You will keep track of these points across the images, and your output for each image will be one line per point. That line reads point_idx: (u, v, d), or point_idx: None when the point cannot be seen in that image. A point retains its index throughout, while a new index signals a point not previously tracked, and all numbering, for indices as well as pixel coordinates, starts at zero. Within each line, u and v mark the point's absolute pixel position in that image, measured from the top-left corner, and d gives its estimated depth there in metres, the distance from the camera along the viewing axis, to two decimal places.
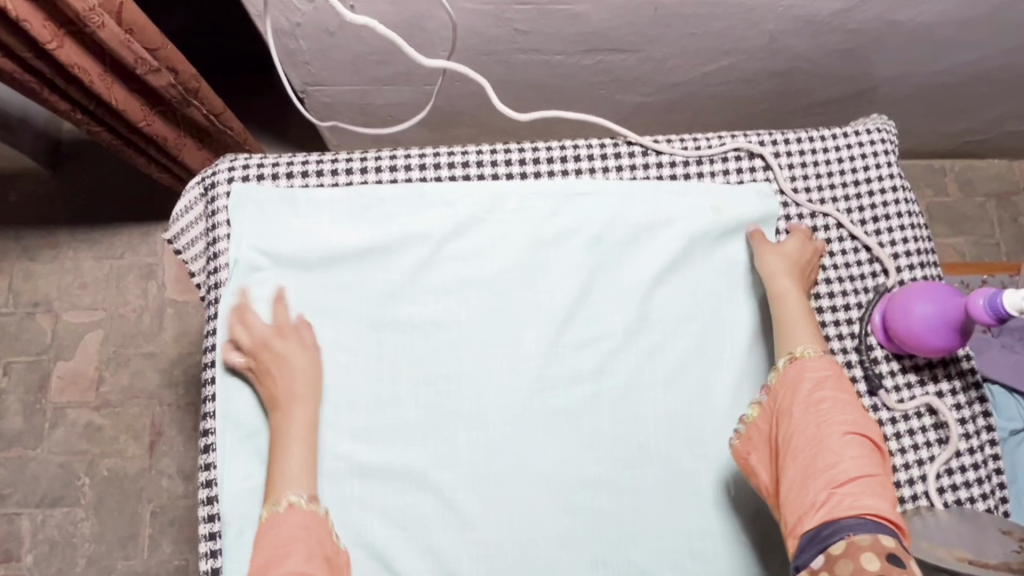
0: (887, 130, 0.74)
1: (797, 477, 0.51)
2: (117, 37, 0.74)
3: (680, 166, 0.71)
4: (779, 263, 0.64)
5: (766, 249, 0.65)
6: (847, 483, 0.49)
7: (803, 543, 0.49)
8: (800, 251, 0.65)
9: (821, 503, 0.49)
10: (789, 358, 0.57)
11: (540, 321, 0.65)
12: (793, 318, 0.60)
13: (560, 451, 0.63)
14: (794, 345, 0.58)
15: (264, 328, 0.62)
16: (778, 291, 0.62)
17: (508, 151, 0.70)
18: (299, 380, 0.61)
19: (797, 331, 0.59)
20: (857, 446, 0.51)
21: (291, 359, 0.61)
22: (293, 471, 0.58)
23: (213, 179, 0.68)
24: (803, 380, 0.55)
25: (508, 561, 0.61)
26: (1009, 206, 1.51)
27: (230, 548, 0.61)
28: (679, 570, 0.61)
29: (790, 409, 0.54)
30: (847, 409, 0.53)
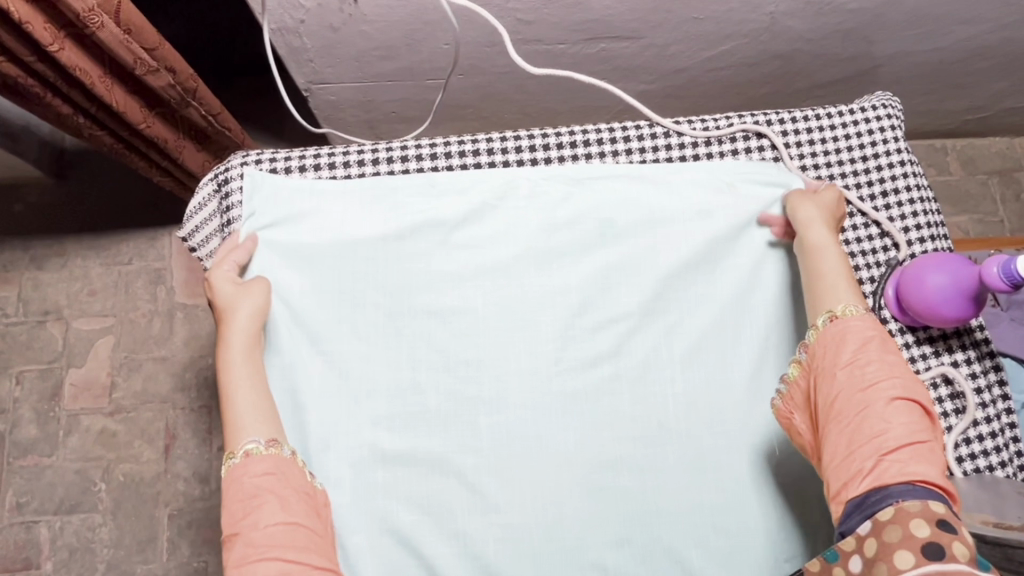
0: (892, 106, 0.75)
1: (843, 444, 0.51)
2: (116, 37, 0.74)
3: (688, 148, 0.72)
4: (815, 211, 0.63)
5: (805, 199, 0.65)
6: (895, 449, 0.49)
7: (851, 508, 0.49)
8: (833, 202, 0.65)
9: (868, 470, 0.49)
10: (830, 315, 0.56)
11: (555, 304, 0.66)
12: (832, 272, 0.59)
13: (580, 432, 0.63)
14: (835, 303, 0.57)
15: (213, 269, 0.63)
16: (816, 243, 0.61)
17: (518, 138, 0.71)
18: (236, 316, 0.60)
19: (838, 287, 0.58)
20: (905, 411, 0.50)
21: (226, 296, 0.61)
22: (244, 420, 0.56)
23: (226, 175, 0.69)
24: (846, 339, 0.54)
25: (533, 542, 0.61)
26: (1012, 183, 1.52)
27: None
28: (704, 545, 0.61)
29: (833, 372, 0.53)
30: (894, 371, 0.52)
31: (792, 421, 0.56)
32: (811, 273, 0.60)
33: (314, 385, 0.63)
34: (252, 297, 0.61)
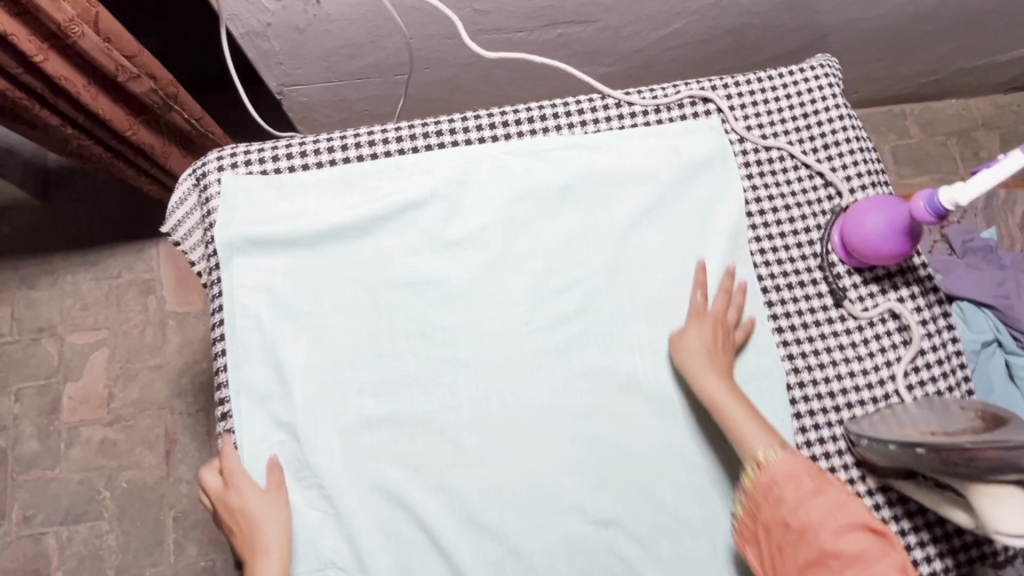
0: (830, 66, 0.79)
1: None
2: (97, 45, 0.80)
3: (640, 116, 0.76)
4: (695, 355, 0.65)
5: (681, 342, 0.66)
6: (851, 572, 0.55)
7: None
8: (706, 329, 0.66)
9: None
10: (756, 463, 0.60)
11: (523, 269, 0.70)
12: (740, 418, 0.62)
13: (552, 385, 0.67)
14: (756, 446, 0.61)
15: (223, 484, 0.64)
16: (715, 398, 0.63)
17: (478, 118, 0.75)
18: (264, 531, 0.62)
19: (748, 432, 0.61)
20: (853, 539, 0.56)
21: (251, 507, 0.62)
22: None
23: (203, 170, 0.72)
24: (786, 483, 0.59)
25: (516, 490, 0.65)
26: (970, 142, 1.57)
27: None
28: (675, 482, 0.65)
29: (784, 520, 0.58)
30: (831, 504, 0.58)
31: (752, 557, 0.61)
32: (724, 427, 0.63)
33: (300, 359, 0.67)
34: (275, 510, 0.63)
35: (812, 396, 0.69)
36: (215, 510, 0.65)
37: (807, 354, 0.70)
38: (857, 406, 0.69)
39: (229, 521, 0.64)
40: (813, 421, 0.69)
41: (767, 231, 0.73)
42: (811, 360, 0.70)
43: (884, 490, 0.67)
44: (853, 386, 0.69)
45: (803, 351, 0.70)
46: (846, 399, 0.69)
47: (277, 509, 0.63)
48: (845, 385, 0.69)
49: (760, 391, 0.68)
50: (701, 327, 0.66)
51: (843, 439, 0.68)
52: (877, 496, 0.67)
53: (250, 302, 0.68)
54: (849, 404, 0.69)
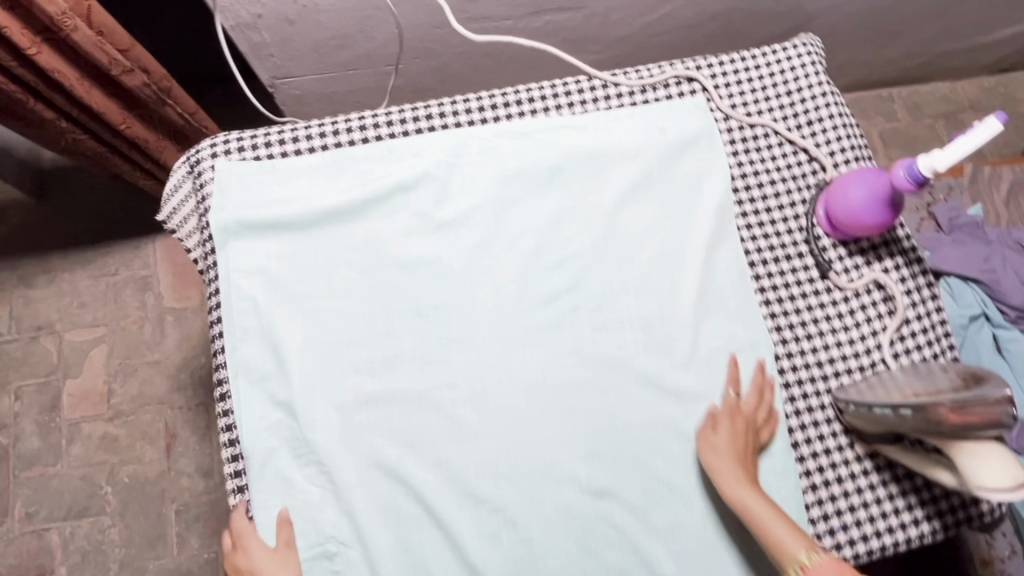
0: (812, 45, 0.81)
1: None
2: (90, 39, 0.81)
3: (626, 97, 0.77)
4: (724, 456, 0.64)
5: (709, 441, 0.65)
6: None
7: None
8: (734, 430, 0.65)
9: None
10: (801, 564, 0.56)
11: (515, 248, 0.71)
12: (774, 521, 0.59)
13: (545, 361, 0.69)
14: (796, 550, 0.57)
15: (233, 553, 0.64)
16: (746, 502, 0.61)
17: (467, 102, 0.77)
18: None
19: (781, 535, 0.58)
20: None
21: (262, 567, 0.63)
22: None
23: (197, 157, 0.74)
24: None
25: (511, 463, 0.66)
26: (957, 124, 1.58)
27: (257, 492, 0.66)
28: (667, 453, 0.67)
29: None
30: None
31: None
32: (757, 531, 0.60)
33: (297, 340, 0.68)
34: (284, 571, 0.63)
35: (800, 366, 0.71)
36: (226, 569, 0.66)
37: (794, 325, 0.72)
38: (844, 375, 0.70)
39: None
40: (802, 390, 0.70)
41: (753, 206, 0.75)
42: (798, 331, 0.72)
43: (873, 456, 0.68)
44: (840, 356, 0.71)
45: (790, 322, 0.72)
46: (834, 369, 0.71)
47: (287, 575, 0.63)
48: (832, 355, 0.71)
49: (749, 362, 0.69)
50: (729, 427, 0.65)
51: (831, 407, 0.70)
52: (865, 462, 0.68)
53: (247, 285, 0.70)
54: (836, 373, 0.70)
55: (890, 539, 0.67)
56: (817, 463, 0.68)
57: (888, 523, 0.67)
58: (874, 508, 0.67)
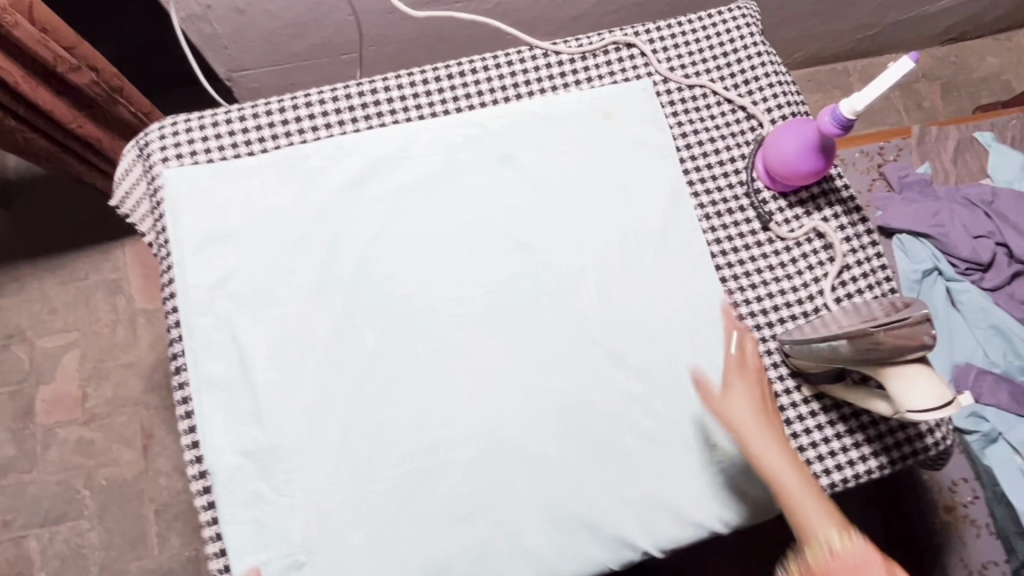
0: (747, 8, 0.83)
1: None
2: (33, 36, 0.84)
3: (568, 65, 0.79)
4: (750, 415, 0.61)
5: (733, 400, 0.62)
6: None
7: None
8: (756, 392, 0.63)
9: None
10: (828, 543, 0.56)
11: (463, 214, 0.73)
12: (797, 491, 0.58)
13: (497, 324, 0.70)
14: (820, 528, 0.56)
15: None
16: (772, 466, 0.59)
17: (411, 75, 0.78)
18: None
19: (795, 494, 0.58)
20: None
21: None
22: None
23: (146, 141, 0.74)
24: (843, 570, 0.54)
25: (468, 423, 0.67)
26: (912, 93, 1.62)
27: (214, 466, 0.65)
28: (617, 407, 0.68)
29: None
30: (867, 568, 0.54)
31: None
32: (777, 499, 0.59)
33: (249, 319, 0.68)
34: None
35: (747, 314, 0.72)
36: None
37: (739, 275, 0.74)
38: (789, 321, 0.72)
39: None
40: None
41: (695, 163, 0.77)
42: (743, 281, 0.73)
43: (820, 397, 0.70)
44: (785, 303, 0.73)
45: (735, 273, 0.74)
46: (779, 315, 0.72)
47: None
48: (777, 302, 0.73)
49: (696, 315, 0.71)
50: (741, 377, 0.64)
51: (778, 353, 0.71)
52: (813, 404, 0.70)
53: (202, 266, 0.69)
54: (781, 319, 0.72)
55: (839, 476, 0.69)
56: None
57: (837, 461, 0.69)
58: (822, 448, 0.69)
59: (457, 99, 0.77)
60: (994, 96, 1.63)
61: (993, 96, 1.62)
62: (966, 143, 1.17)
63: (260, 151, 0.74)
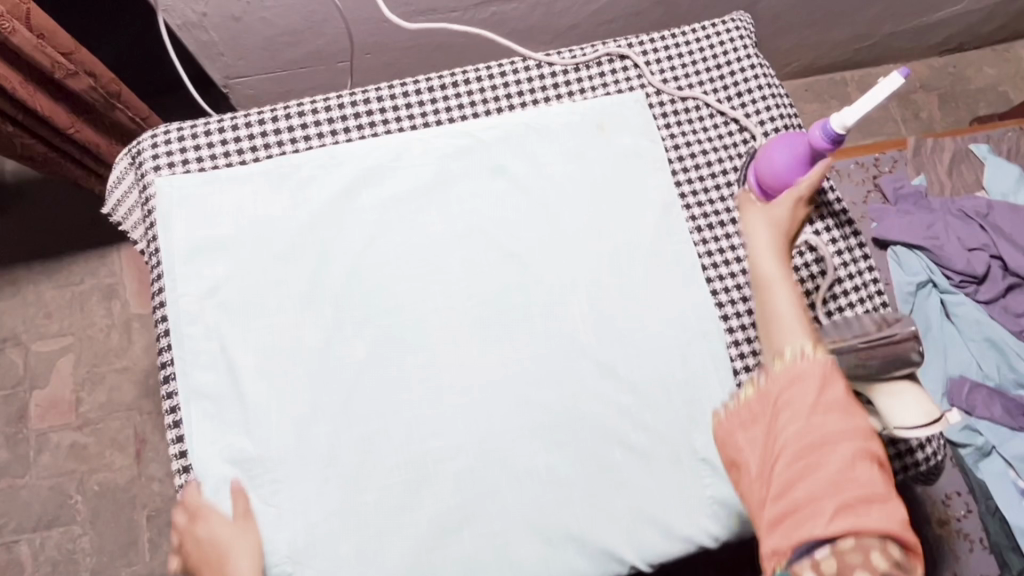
0: (741, 21, 0.83)
1: (800, 476, 0.49)
2: (30, 42, 0.84)
3: (561, 76, 0.80)
4: (768, 239, 0.59)
5: (755, 221, 0.61)
6: (856, 502, 0.46)
7: (801, 543, 0.47)
8: (785, 225, 0.60)
9: (827, 511, 0.47)
10: (798, 350, 0.53)
11: (454, 224, 0.73)
12: (784, 300, 0.56)
13: (487, 335, 0.70)
14: (795, 338, 0.54)
15: (180, 528, 0.63)
16: (766, 273, 0.57)
17: (404, 85, 0.78)
18: (232, 559, 0.61)
19: (784, 324, 0.55)
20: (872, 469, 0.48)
21: (222, 538, 0.62)
22: None
23: (139, 149, 0.74)
24: (805, 377, 0.52)
25: (457, 434, 0.67)
26: (910, 103, 1.62)
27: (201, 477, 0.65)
28: (607, 420, 0.68)
29: (793, 419, 0.51)
30: (839, 435, 0.49)
31: (735, 439, 0.55)
32: (762, 307, 0.57)
33: (238, 329, 0.68)
34: (247, 538, 0.62)
35: (737, 327, 0.72)
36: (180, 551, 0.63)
37: (730, 288, 0.73)
38: None
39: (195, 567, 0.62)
40: (739, 350, 0.72)
41: (687, 176, 0.77)
42: (733, 294, 0.73)
43: None
44: None
45: (726, 286, 0.74)
46: None
47: (253, 531, 0.63)
48: None
49: (686, 329, 0.71)
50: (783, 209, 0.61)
51: None
52: None
53: (192, 276, 0.70)
54: None
55: None
56: None
57: None
58: None
59: (449, 109, 0.78)
60: (992, 107, 1.63)
61: (991, 107, 1.62)
62: (962, 154, 1.17)
63: (253, 160, 0.74)
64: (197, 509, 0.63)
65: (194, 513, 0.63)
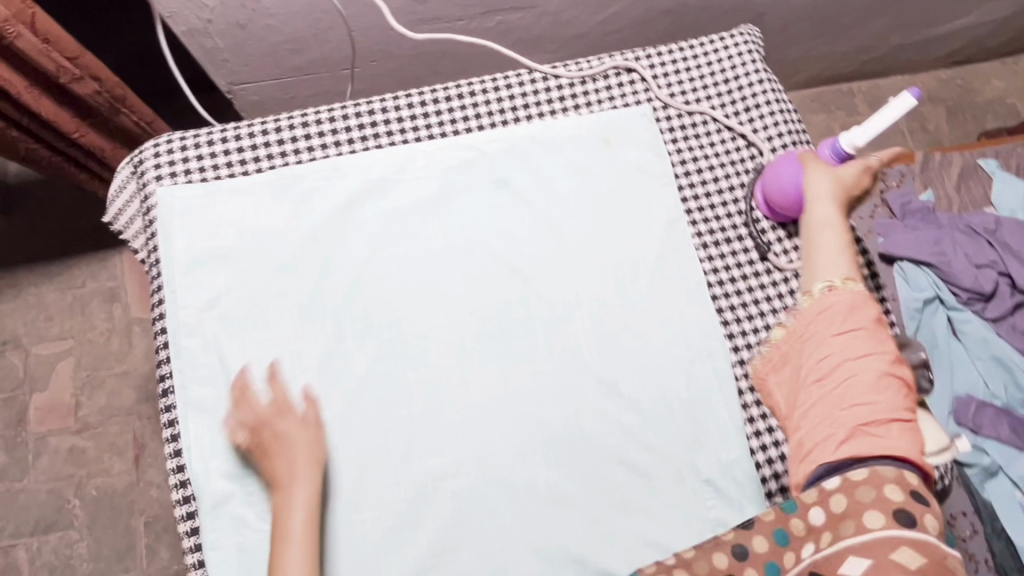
0: (749, 35, 0.83)
1: (821, 406, 0.55)
2: (36, 47, 0.84)
3: (567, 90, 0.79)
4: (831, 191, 0.64)
5: (817, 172, 0.65)
6: (871, 428, 0.53)
7: (819, 468, 0.54)
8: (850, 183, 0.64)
9: (842, 439, 0.53)
10: (828, 285, 0.59)
11: (458, 238, 0.72)
12: (825, 238, 0.62)
13: (490, 351, 0.69)
14: (830, 273, 0.60)
15: (261, 411, 0.63)
16: (818, 216, 0.63)
17: (409, 97, 0.77)
18: (295, 457, 0.61)
19: (830, 259, 0.61)
20: (891, 392, 0.54)
21: (291, 436, 0.62)
22: (292, 560, 0.56)
23: (141, 158, 0.73)
24: (834, 311, 0.57)
25: (459, 451, 0.66)
26: (917, 115, 1.61)
27: (200, 492, 0.64)
28: (610, 439, 0.67)
29: (821, 348, 0.56)
30: (860, 360, 0.55)
31: (765, 380, 0.61)
32: (807, 242, 0.63)
33: (239, 342, 0.68)
34: (310, 437, 0.62)
35: (743, 346, 0.72)
36: (249, 438, 0.62)
37: (736, 306, 0.73)
38: None
39: (261, 456, 0.61)
40: (743, 370, 0.71)
41: (694, 192, 0.76)
42: (739, 312, 0.73)
43: None
44: None
45: (731, 304, 0.73)
46: None
47: (321, 434, 0.64)
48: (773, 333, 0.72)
49: (692, 348, 0.70)
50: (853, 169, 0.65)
51: None
52: None
53: (194, 288, 0.69)
54: None
55: None
56: (761, 441, 0.70)
57: None
58: None
59: (454, 121, 0.77)
60: (1000, 120, 1.62)
61: (999, 120, 1.61)
62: (970, 169, 1.16)
63: (255, 171, 0.73)
64: (264, 392, 0.64)
65: (279, 404, 0.63)
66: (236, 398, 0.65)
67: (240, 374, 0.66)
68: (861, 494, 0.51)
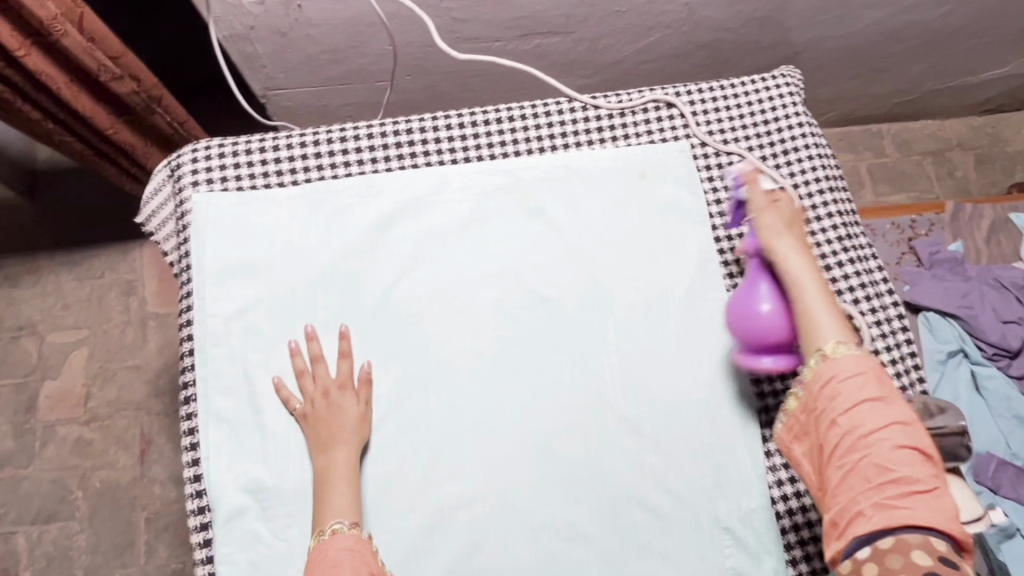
0: (791, 76, 0.82)
1: (843, 480, 0.54)
2: (81, 45, 0.85)
3: (606, 120, 0.79)
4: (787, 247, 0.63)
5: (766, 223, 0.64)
6: (895, 498, 0.51)
7: (850, 544, 0.52)
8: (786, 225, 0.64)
9: (869, 512, 0.52)
10: (821, 354, 0.58)
11: (488, 263, 0.72)
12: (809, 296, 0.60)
13: (514, 381, 0.68)
14: (822, 340, 0.58)
15: (325, 379, 0.66)
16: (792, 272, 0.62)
17: (448, 117, 0.77)
18: (343, 426, 0.64)
19: (821, 321, 0.59)
20: (911, 458, 0.52)
21: (341, 402, 0.65)
22: (338, 501, 0.61)
23: (178, 162, 0.73)
24: (843, 382, 0.56)
25: (477, 480, 0.66)
26: (945, 161, 1.60)
27: (214, 504, 0.64)
28: (629, 478, 0.67)
29: (837, 418, 0.55)
30: (877, 427, 0.53)
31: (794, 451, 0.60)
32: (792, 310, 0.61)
33: (264, 355, 0.68)
34: (360, 406, 0.66)
35: (769, 391, 0.70)
36: (303, 408, 0.65)
37: None
38: None
39: (311, 425, 0.65)
40: (768, 416, 0.70)
41: (728, 232, 0.76)
42: None
43: None
44: None
45: None
46: None
47: (371, 412, 0.66)
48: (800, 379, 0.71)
49: (718, 391, 0.69)
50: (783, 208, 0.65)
51: None
52: None
53: (223, 298, 0.69)
54: None
55: None
56: (782, 491, 0.68)
57: None
58: None
59: (491, 145, 0.77)
60: None
61: None
62: (1001, 223, 1.15)
63: (291, 182, 0.73)
64: (320, 355, 0.67)
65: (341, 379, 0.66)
66: (295, 370, 0.67)
67: (299, 341, 0.68)
68: (891, 560, 0.49)
